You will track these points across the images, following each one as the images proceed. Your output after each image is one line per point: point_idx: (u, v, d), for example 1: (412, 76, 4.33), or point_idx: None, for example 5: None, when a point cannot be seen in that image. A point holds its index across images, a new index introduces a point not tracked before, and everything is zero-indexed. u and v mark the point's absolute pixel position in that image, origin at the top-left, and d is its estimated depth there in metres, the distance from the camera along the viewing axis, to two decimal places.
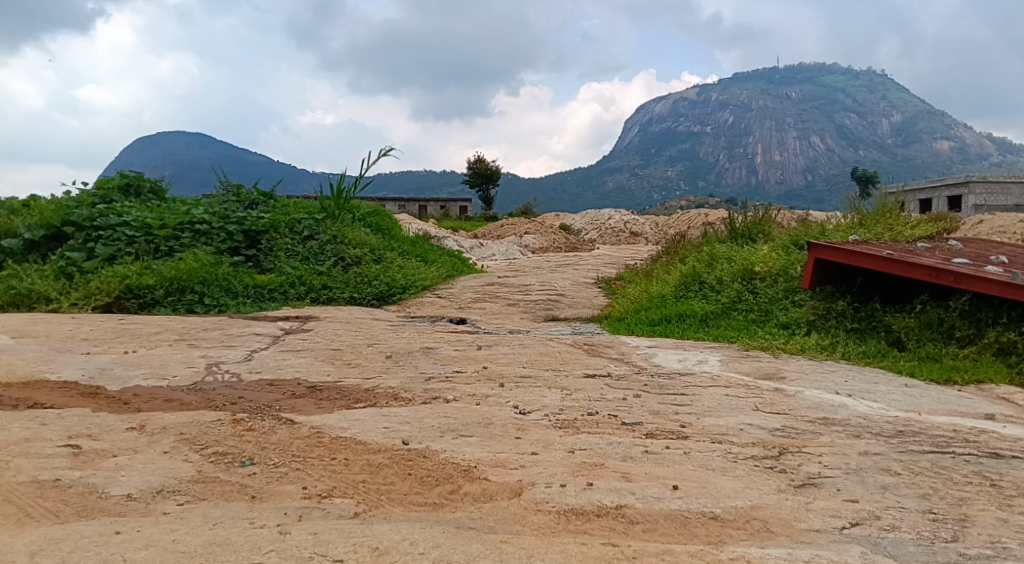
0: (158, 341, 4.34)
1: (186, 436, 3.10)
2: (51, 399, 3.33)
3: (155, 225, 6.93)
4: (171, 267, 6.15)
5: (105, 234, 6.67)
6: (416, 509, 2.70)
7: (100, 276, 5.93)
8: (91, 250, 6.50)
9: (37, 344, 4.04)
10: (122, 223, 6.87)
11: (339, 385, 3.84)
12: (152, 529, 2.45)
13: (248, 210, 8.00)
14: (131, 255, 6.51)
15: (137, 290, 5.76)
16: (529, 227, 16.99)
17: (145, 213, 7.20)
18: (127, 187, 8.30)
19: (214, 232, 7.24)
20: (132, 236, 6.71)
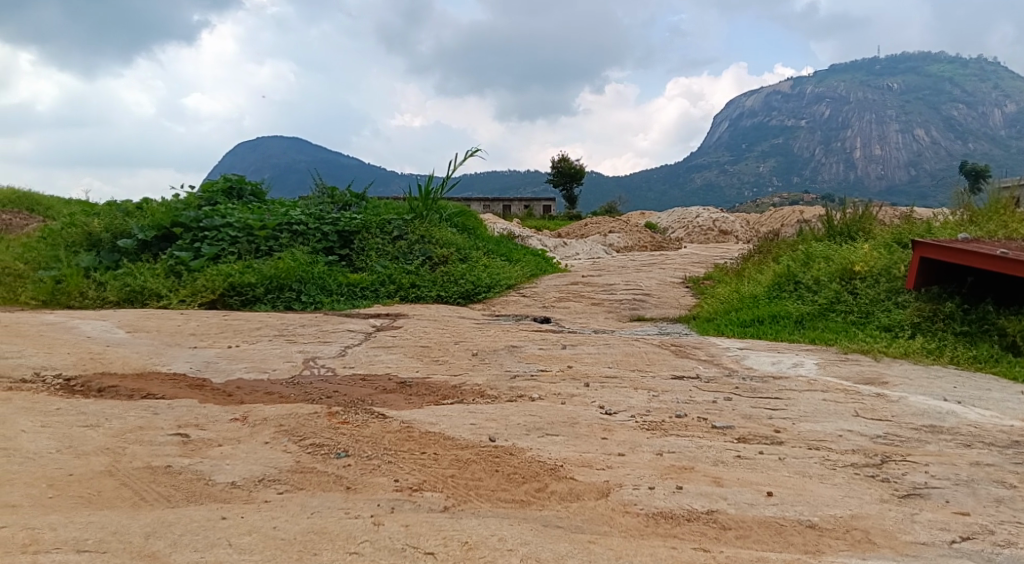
0: (259, 336, 4.55)
1: (285, 428, 3.23)
2: (162, 390, 3.54)
3: (256, 226, 7.27)
4: (271, 265, 6.43)
5: (210, 234, 7.05)
6: (504, 505, 2.72)
7: (206, 274, 6.28)
8: (198, 250, 6.88)
9: (150, 338, 4.31)
10: (226, 224, 7.24)
11: (428, 381, 3.92)
12: (255, 516, 2.57)
13: (342, 212, 8.27)
14: (234, 254, 6.87)
15: (239, 288, 6.07)
16: (614, 226, 16.84)
17: (247, 214, 7.56)
18: (230, 190, 8.75)
19: (310, 232, 7.53)
20: (236, 236, 7.07)
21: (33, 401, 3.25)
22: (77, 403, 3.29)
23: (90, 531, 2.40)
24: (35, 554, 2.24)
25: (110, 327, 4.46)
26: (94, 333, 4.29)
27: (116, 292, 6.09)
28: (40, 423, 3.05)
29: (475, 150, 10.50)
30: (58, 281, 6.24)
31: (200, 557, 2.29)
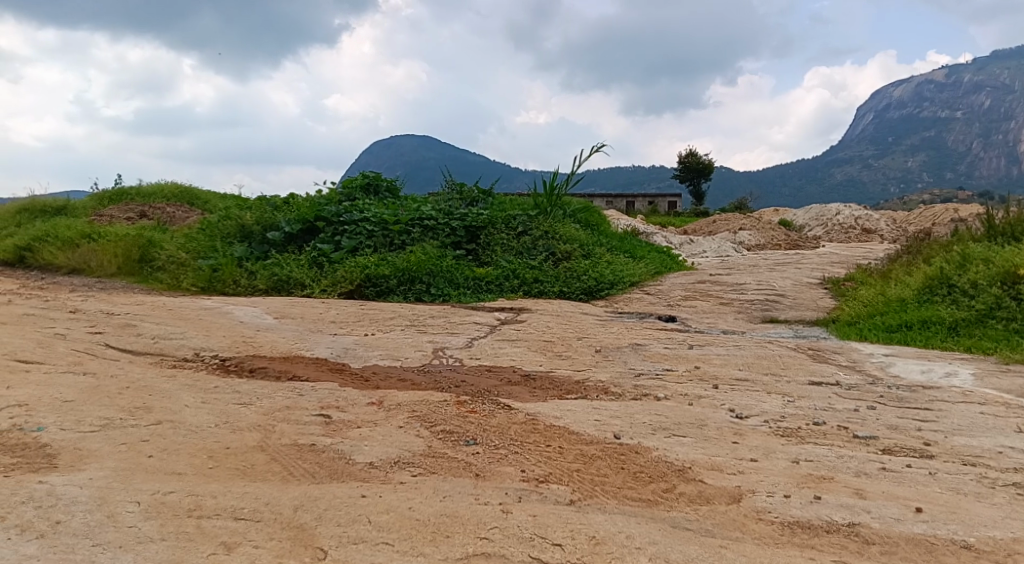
0: (393, 326, 4.75)
1: (417, 414, 3.36)
2: (306, 373, 3.78)
3: (391, 220, 7.58)
4: (403, 259, 6.68)
5: (349, 228, 7.44)
6: (631, 503, 2.71)
7: (345, 265, 6.63)
8: (338, 243, 7.29)
9: (295, 324, 4.61)
10: (363, 219, 7.61)
11: (552, 375, 3.95)
12: (392, 496, 2.70)
13: (469, 208, 8.48)
14: (371, 248, 7.21)
15: (374, 279, 6.38)
16: (743, 223, 16.21)
17: (382, 209, 7.92)
18: (367, 186, 9.19)
19: (441, 227, 7.77)
20: (372, 230, 7.42)
21: (194, 378, 3.57)
22: (232, 381, 3.57)
23: (245, 501, 2.60)
24: (199, 519, 2.46)
25: (260, 313, 4.81)
26: (246, 318, 4.64)
27: (265, 281, 6.57)
28: (201, 398, 3.34)
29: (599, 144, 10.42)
30: (215, 269, 6.81)
31: (343, 532, 2.44)
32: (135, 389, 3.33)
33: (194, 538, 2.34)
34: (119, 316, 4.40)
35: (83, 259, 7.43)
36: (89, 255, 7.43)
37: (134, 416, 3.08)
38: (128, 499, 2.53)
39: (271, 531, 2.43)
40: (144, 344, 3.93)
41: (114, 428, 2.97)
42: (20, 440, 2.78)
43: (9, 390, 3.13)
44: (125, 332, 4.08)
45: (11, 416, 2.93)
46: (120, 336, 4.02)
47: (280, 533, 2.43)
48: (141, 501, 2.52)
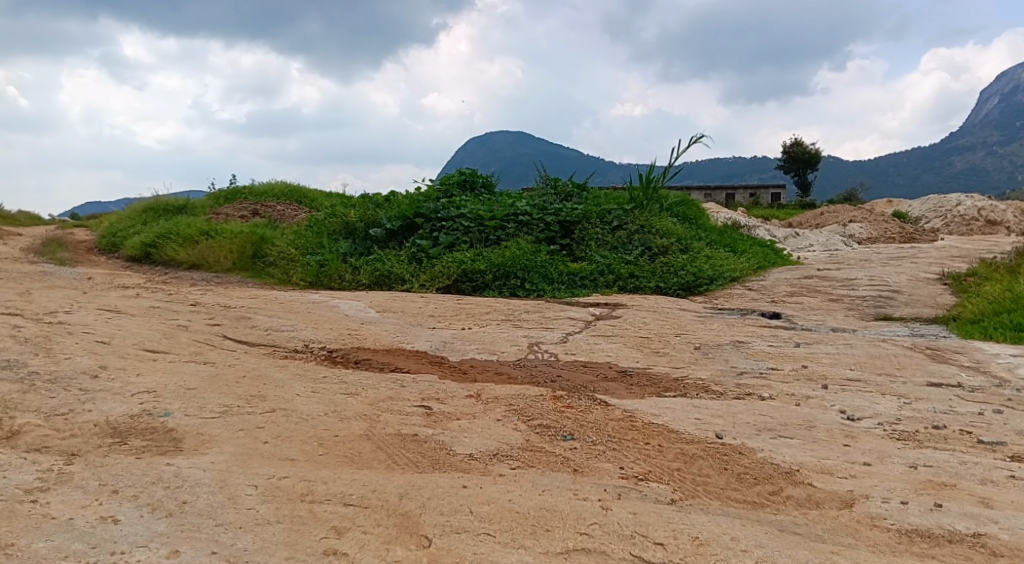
0: (489, 320, 4.81)
1: (515, 407, 3.39)
2: (408, 365, 3.88)
3: (486, 216, 7.68)
4: (499, 254, 6.76)
5: (447, 224, 7.61)
6: (735, 505, 2.64)
7: (442, 261, 6.78)
8: (436, 239, 7.47)
9: (396, 318, 4.75)
10: (460, 215, 7.76)
11: (649, 371, 3.91)
12: (492, 487, 2.74)
13: (564, 202, 8.48)
14: (467, 243, 7.34)
15: (471, 274, 6.49)
16: (855, 214, 15.29)
17: (478, 205, 8.03)
18: (464, 182, 9.34)
19: (535, 222, 7.80)
20: (468, 226, 7.55)
21: (304, 368, 3.74)
22: (339, 372, 3.72)
23: (353, 487, 2.70)
24: (311, 503, 2.58)
25: (363, 307, 4.98)
26: (350, 312, 4.81)
27: (367, 276, 6.79)
28: (311, 388, 3.49)
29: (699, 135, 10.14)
30: (321, 264, 7.10)
31: (446, 521, 2.50)
32: (251, 378, 3.52)
33: (307, 522, 2.45)
34: (235, 309, 4.66)
35: (202, 255, 7.82)
36: (207, 251, 7.81)
37: (250, 404, 3.26)
38: (247, 482, 2.67)
39: (378, 518, 2.51)
40: (257, 336, 4.15)
41: (233, 414, 3.15)
42: (149, 424, 2.99)
43: (139, 377, 3.37)
44: (241, 324, 4.32)
45: (142, 401, 3.16)
46: (236, 328, 4.25)
47: (386, 519, 2.51)
48: (258, 484, 2.66)
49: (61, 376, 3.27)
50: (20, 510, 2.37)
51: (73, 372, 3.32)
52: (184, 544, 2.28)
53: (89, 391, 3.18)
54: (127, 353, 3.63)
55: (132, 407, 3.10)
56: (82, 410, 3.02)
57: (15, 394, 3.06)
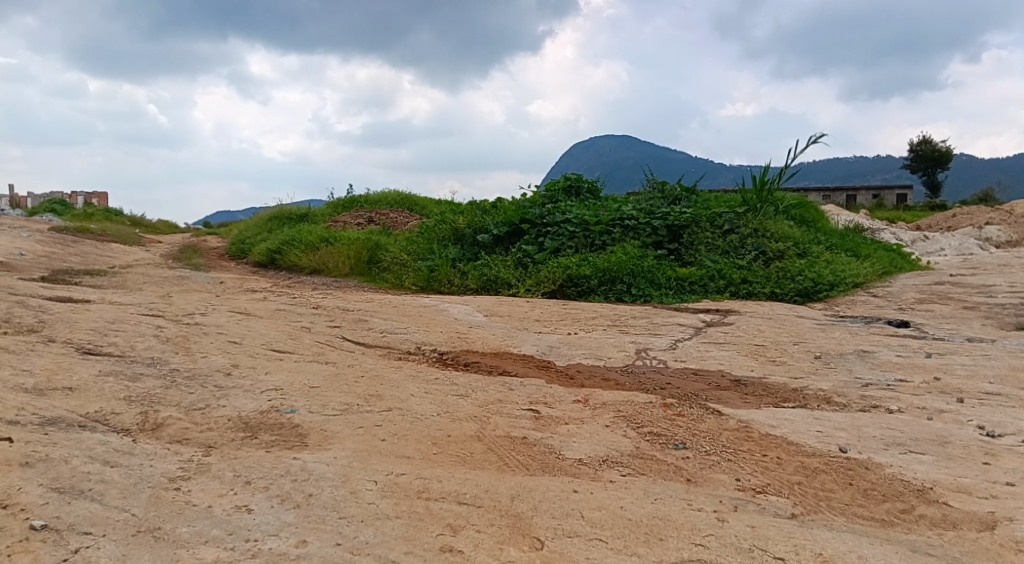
0: (595, 325, 4.80)
1: (624, 414, 3.37)
2: (516, 369, 3.93)
3: (592, 221, 7.69)
4: (605, 259, 6.74)
5: (552, 230, 7.66)
6: (861, 521, 2.51)
7: (548, 266, 6.83)
8: (541, 244, 7.53)
9: (503, 322, 4.82)
10: (565, 220, 7.80)
11: (765, 381, 3.79)
12: (603, 493, 2.72)
13: (671, 206, 8.35)
14: (573, 248, 7.36)
15: (576, 279, 6.51)
16: (993, 215, 14.27)
17: (584, 210, 8.06)
18: (569, 188, 9.38)
19: (642, 227, 7.72)
20: (574, 231, 7.58)
21: (418, 369, 3.86)
22: (450, 374, 3.81)
23: (467, 487, 2.76)
24: (428, 501, 2.65)
25: (472, 311, 5.08)
26: (460, 316, 4.92)
27: (475, 281, 6.94)
28: (425, 388, 3.59)
29: (819, 135, 9.56)
30: (431, 269, 7.32)
31: (558, 525, 2.51)
32: (368, 378, 3.66)
33: (424, 518, 2.52)
34: (353, 312, 4.87)
35: (323, 261, 8.21)
36: (327, 257, 8.20)
37: (368, 402, 3.39)
38: (368, 478, 2.78)
39: (491, 518, 2.55)
40: (373, 337, 4.31)
41: (353, 412, 3.29)
42: (278, 419, 3.17)
43: (267, 375, 3.58)
44: (359, 327, 4.50)
45: (271, 398, 3.34)
46: (354, 330, 4.44)
47: (500, 519, 2.55)
48: (378, 480, 2.76)
49: (198, 373, 3.51)
50: (165, 497, 2.55)
51: (208, 370, 3.57)
52: (311, 535, 2.39)
53: (224, 387, 3.40)
54: (256, 353, 3.86)
55: (262, 403, 3.29)
56: (217, 405, 3.23)
57: (159, 389, 3.31)
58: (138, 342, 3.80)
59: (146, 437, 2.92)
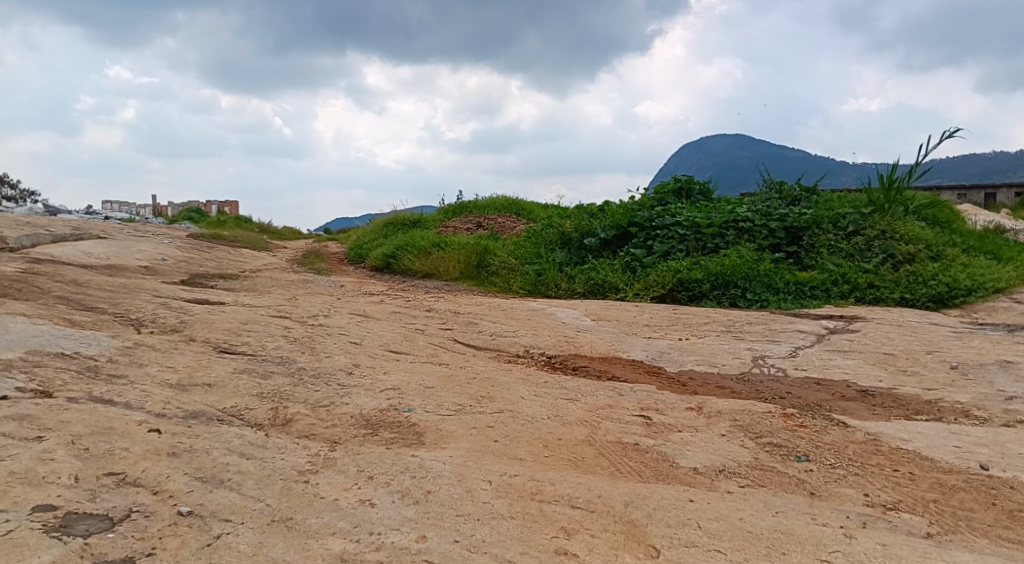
0: (708, 331, 4.70)
1: (741, 423, 3.28)
2: (625, 374, 3.91)
3: (704, 224, 7.50)
4: (717, 262, 6.58)
5: (662, 233, 7.56)
6: (1007, 546, 2.34)
7: (657, 270, 6.75)
8: (650, 247, 7.46)
9: (612, 326, 4.79)
10: (676, 222, 7.66)
11: (895, 392, 3.59)
12: (721, 504, 2.66)
13: (790, 207, 8.02)
14: (683, 252, 7.25)
15: (687, 284, 6.40)
16: None
17: (695, 213, 7.87)
18: (680, 190, 9.22)
19: (758, 229, 7.49)
20: (684, 234, 7.44)
21: (527, 372, 3.90)
22: (559, 377, 3.84)
23: (580, 491, 2.76)
24: (542, 503, 2.67)
25: (579, 315, 5.09)
26: (568, 320, 4.94)
27: (583, 285, 6.95)
28: (535, 391, 3.63)
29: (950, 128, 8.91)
30: (539, 274, 7.40)
31: (674, 534, 2.47)
32: (480, 380, 3.74)
33: (539, 520, 2.55)
34: (464, 315, 4.98)
35: (434, 265, 8.44)
36: (439, 262, 8.43)
37: (481, 404, 3.46)
38: (483, 478, 2.83)
39: (605, 523, 2.55)
40: (484, 340, 4.39)
41: (466, 413, 3.37)
42: (396, 418, 3.29)
43: (386, 375, 3.72)
44: (470, 329, 4.60)
45: (389, 397, 3.48)
46: (465, 332, 4.54)
47: (614, 525, 2.54)
48: (493, 480, 2.81)
49: (322, 372, 3.70)
50: (296, 489, 2.70)
51: (332, 369, 3.75)
52: (431, 531, 2.47)
53: (346, 386, 3.57)
54: (375, 353, 4.02)
55: (382, 402, 3.43)
56: (340, 403, 3.39)
57: (288, 386, 3.51)
58: (268, 342, 4.04)
59: (277, 432, 3.10)
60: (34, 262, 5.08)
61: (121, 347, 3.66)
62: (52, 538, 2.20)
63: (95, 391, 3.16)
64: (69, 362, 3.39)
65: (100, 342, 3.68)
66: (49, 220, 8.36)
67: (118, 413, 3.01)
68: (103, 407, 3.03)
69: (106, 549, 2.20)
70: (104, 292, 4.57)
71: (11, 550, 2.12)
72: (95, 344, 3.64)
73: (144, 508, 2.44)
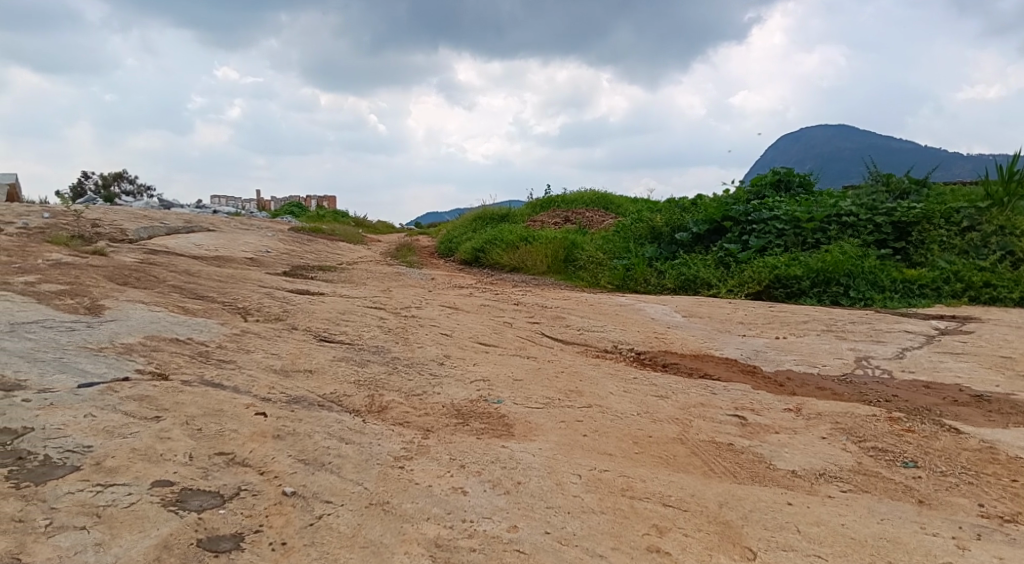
0: (807, 329, 4.54)
1: (842, 426, 3.17)
2: (718, 372, 3.84)
3: (804, 218, 7.22)
4: (818, 259, 6.35)
5: (759, 227, 7.34)
6: None
7: (752, 266, 6.58)
8: (746, 242, 7.27)
9: (704, 323, 4.70)
10: (774, 217, 7.41)
11: (1013, 398, 3.37)
12: (821, 509, 2.57)
13: (898, 201, 7.60)
14: (782, 247, 7.02)
15: (785, 280, 6.20)
16: None
17: (795, 206, 7.59)
18: (778, 183, 8.93)
19: (862, 224, 7.18)
20: (783, 228, 7.20)
21: (616, 368, 3.89)
22: (649, 374, 3.81)
23: (672, 489, 2.72)
24: (632, 499, 2.65)
25: (670, 311, 5.01)
26: (658, 316, 4.88)
27: (673, 280, 6.86)
28: (624, 387, 3.61)
29: None
30: (628, 268, 7.36)
31: (771, 537, 2.40)
32: (568, 374, 3.75)
33: (630, 517, 2.53)
34: (552, 309, 5.00)
35: (522, 259, 8.51)
36: (526, 256, 8.49)
37: (570, 398, 3.47)
38: (572, 472, 2.83)
39: (698, 523, 2.50)
40: (571, 334, 4.40)
41: (555, 407, 3.39)
42: (486, 409, 3.35)
43: (476, 366, 3.79)
44: (558, 324, 4.61)
45: (479, 388, 3.54)
46: (553, 326, 4.56)
47: (708, 525, 2.49)
48: (583, 474, 2.81)
49: (415, 362, 3.81)
50: (391, 474, 2.78)
51: (424, 359, 3.85)
52: (522, 521, 2.49)
53: (438, 376, 3.66)
54: (465, 345, 4.10)
55: (472, 392, 3.49)
56: (433, 393, 3.48)
57: (383, 375, 3.63)
58: (364, 332, 4.19)
59: (373, 418, 3.21)
60: (150, 252, 5.45)
61: (229, 334, 3.88)
62: (170, 511, 2.36)
63: (207, 375, 3.36)
64: (182, 347, 3.61)
65: (210, 328, 3.91)
66: (163, 213, 8.94)
67: (227, 396, 3.19)
68: (213, 390, 3.21)
69: (218, 524, 2.34)
70: (214, 281, 4.84)
71: (134, 521, 2.28)
72: (205, 330, 3.87)
73: (251, 487, 2.58)
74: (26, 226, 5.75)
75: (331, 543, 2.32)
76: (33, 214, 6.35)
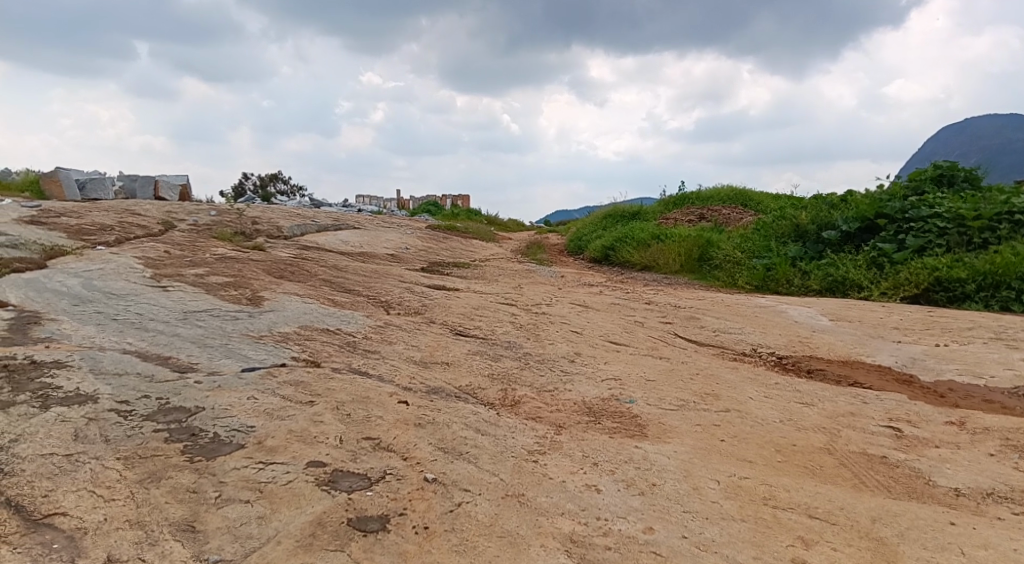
0: (972, 337, 4.18)
1: (1014, 443, 2.91)
2: (868, 381, 3.63)
3: (970, 216, 6.63)
4: (986, 259, 5.84)
5: (916, 226, 6.83)
6: None
7: (909, 266, 6.16)
8: (902, 242, 6.77)
9: (853, 327, 4.45)
10: (934, 215, 6.87)
11: None
12: (989, 531, 2.37)
13: None
14: (942, 247, 6.49)
15: (947, 283, 5.77)
16: None
17: (959, 203, 6.98)
18: (940, 178, 8.29)
19: None
20: (944, 227, 6.64)
21: (755, 372, 3.77)
22: (791, 379, 3.66)
23: (819, 501, 2.60)
24: (775, 509, 2.55)
25: (814, 314, 4.77)
26: (802, 318, 4.66)
27: (819, 282, 6.58)
28: (764, 393, 3.50)
29: None
30: (768, 268, 7.10)
31: (931, 557, 2.24)
32: (704, 376, 3.68)
33: (772, 526, 2.44)
34: (685, 309, 4.90)
35: (653, 257, 8.40)
36: (658, 254, 8.37)
37: (705, 401, 3.40)
38: (710, 477, 2.77)
39: (848, 538, 2.37)
40: (707, 336, 4.30)
41: (690, 409, 3.33)
42: (618, 408, 3.34)
43: (608, 365, 3.79)
44: (692, 324, 4.52)
45: (611, 387, 3.55)
46: (687, 327, 4.47)
47: (858, 540, 2.36)
48: (721, 480, 2.74)
49: (548, 358, 3.87)
50: (526, 467, 2.84)
51: (556, 356, 3.90)
52: (658, 523, 2.47)
53: (570, 373, 3.70)
54: (596, 343, 4.11)
55: (603, 391, 3.50)
56: (565, 389, 3.52)
57: (516, 370, 3.71)
58: (497, 327, 4.30)
59: (508, 411, 3.29)
60: (302, 248, 5.86)
61: (374, 325, 4.10)
62: (323, 490, 2.53)
63: (354, 363, 3.57)
64: (332, 336, 3.86)
65: (356, 320, 4.15)
66: (310, 210, 9.56)
67: (373, 384, 3.37)
68: (360, 378, 3.41)
69: (366, 505, 2.48)
70: (359, 275, 5.13)
71: (291, 498, 2.47)
72: (351, 322, 4.11)
73: (395, 472, 2.71)
74: (196, 222, 6.36)
75: (469, 531, 2.40)
76: (201, 211, 7.01)
